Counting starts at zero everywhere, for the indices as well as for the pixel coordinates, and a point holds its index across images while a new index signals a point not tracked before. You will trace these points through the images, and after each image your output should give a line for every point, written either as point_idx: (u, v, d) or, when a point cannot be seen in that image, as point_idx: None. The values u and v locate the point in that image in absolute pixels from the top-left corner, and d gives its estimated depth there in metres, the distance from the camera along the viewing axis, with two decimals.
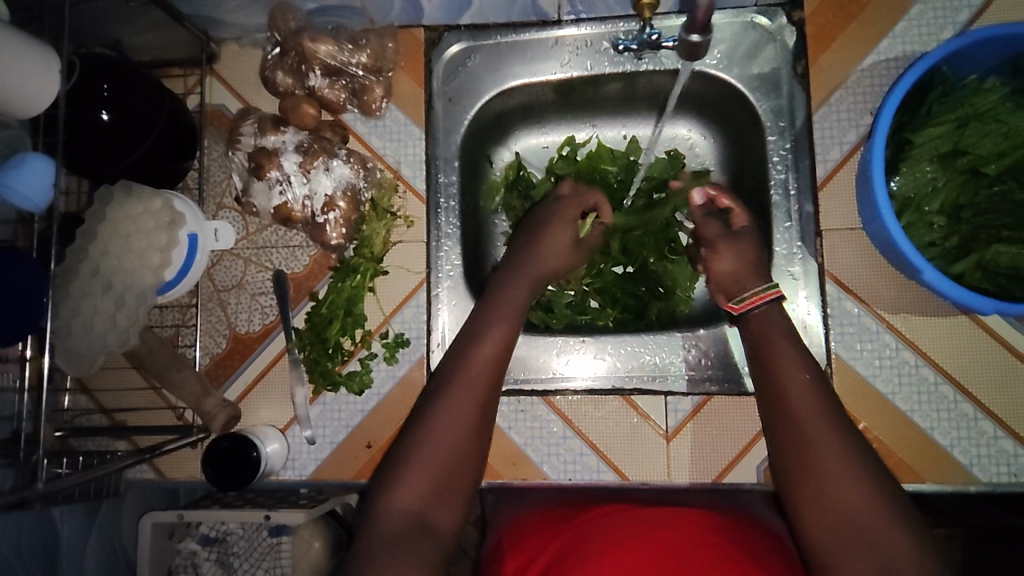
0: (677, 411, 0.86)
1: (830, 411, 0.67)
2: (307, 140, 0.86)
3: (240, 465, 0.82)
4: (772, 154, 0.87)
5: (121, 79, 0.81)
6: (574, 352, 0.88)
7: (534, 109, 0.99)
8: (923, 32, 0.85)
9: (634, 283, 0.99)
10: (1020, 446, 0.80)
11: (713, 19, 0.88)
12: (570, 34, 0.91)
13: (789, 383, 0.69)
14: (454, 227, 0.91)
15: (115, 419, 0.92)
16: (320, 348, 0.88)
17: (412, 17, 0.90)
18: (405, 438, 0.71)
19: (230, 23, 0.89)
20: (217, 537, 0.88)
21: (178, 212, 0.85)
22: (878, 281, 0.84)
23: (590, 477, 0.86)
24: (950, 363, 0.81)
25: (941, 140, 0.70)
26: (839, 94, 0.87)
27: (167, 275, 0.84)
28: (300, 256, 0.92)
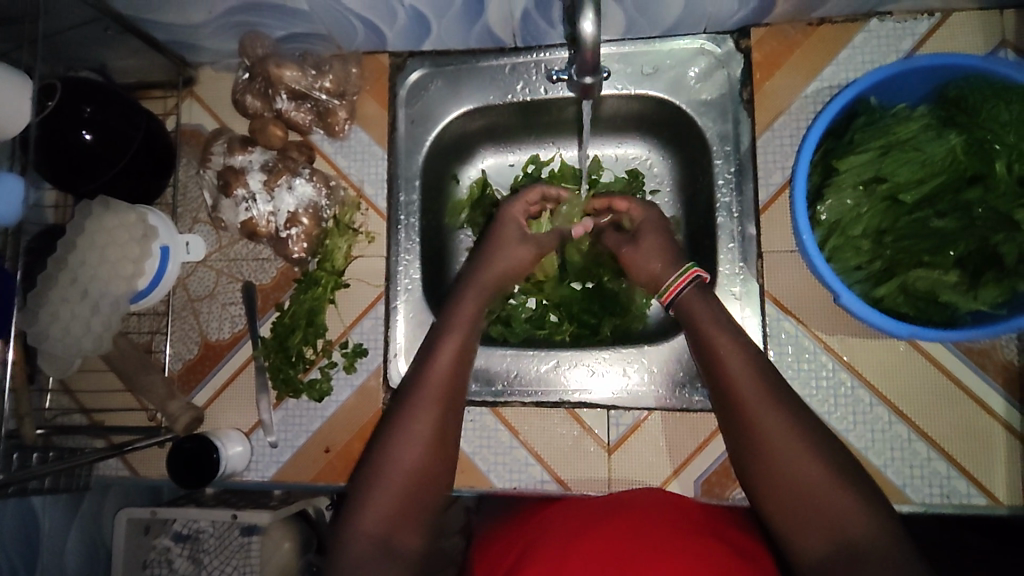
0: (619, 425, 0.90)
1: (774, 424, 0.71)
2: (273, 159, 0.94)
3: (201, 465, 0.87)
4: (717, 178, 0.90)
5: (101, 99, 0.86)
6: (524, 364, 0.93)
7: (498, 130, 1.02)
8: (867, 59, 0.87)
9: (591, 301, 1.01)
10: (952, 468, 0.81)
11: (663, 46, 0.91)
12: (524, 60, 0.95)
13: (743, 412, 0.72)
14: (413, 243, 0.95)
15: (95, 419, 0.99)
16: (283, 356, 0.93)
17: (377, 44, 0.95)
18: (370, 457, 0.75)
19: (206, 49, 0.95)
20: (189, 534, 0.97)
21: (151, 226, 0.91)
22: (815, 303, 0.86)
23: (533, 486, 0.91)
24: (885, 384, 0.83)
25: (863, 168, 0.73)
26: (783, 119, 0.90)
27: (139, 284, 0.90)
28: (268, 268, 0.97)
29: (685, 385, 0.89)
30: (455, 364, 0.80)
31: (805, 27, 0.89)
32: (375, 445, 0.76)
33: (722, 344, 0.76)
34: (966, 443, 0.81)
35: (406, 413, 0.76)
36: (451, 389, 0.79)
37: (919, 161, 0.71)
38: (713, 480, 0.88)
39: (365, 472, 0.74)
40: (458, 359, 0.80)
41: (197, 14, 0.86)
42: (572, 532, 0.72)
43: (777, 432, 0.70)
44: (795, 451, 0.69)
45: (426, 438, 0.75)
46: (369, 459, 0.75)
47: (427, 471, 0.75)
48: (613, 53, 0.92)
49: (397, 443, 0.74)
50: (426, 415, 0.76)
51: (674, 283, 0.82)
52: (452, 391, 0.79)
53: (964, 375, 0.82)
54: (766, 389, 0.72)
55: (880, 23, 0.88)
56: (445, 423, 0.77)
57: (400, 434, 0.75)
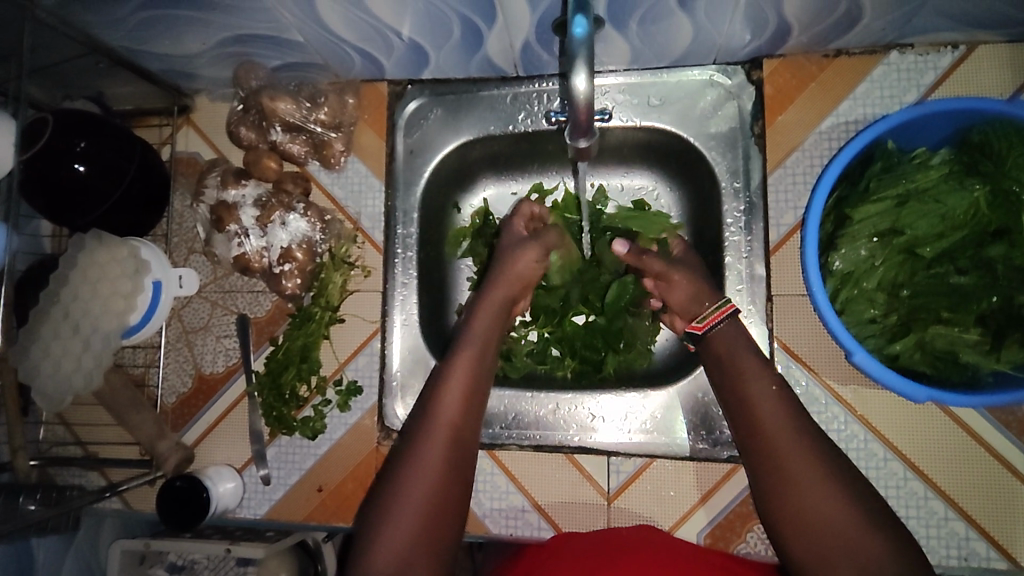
0: (619, 473, 0.88)
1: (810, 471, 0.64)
2: (266, 194, 0.92)
3: (189, 504, 0.86)
4: (727, 216, 0.86)
5: (95, 132, 0.84)
6: (522, 405, 0.90)
7: (501, 160, 0.98)
8: (886, 94, 0.84)
9: (595, 335, 0.95)
10: (972, 529, 0.77)
11: (671, 77, 0.87)
12: (526, 90, 0.91)
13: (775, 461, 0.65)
14: (410, 277, 0.93)
15: (89, 450, 0.96)
16: (275, 393, 0.91)
17: (375, 73, 0.92)
18: (376, 500, 0.70)
19: (202, 77, 0.93)
20: (183, 565, 0.92)
21: (143, 260, 0.88)
22: (828, 350, 0.82)
23: (530, 533, 0.88)
24: (901, 438, 0.80)
25: (879, 219, 0.73)
26: (796, 156, 0.86)
27: (131, 321, 0.87)
28: (263, 301, 0.96)
29: (690, 431, 0.86)
30: (466, 399, 0.75)
31: (820, 59, 0.85)
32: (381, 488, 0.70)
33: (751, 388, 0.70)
34: (986, 503, 0.77)
35: (414, 452, 0.71)
36: (462, 424, 0.74)
37: (940, 214, 0.71)
38: (717, 533, 0.85)
39: (371, 517, 0.68)
40: (468, 393, 0.75)
41: (192, 44, 0.83)
42: (590, 553, 0.75)
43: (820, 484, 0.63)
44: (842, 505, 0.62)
45: (436, 478, 0.69)
46: (375, 502, 0.70)
47: (440, 514, 0.69)
48: (618, 84, 0.89)
49: (405, 485, 0.69)
50: (437, 453, 0.71)
51: (711, 313, 0.77)
52: (464, 426, 0.74)
53: (986, 432, 0.78)
54: (802, 435, 0.66)
55: (900, 55, 0.83)
56: (458, 462, 0.72)
57: (408, 475, 0.69)
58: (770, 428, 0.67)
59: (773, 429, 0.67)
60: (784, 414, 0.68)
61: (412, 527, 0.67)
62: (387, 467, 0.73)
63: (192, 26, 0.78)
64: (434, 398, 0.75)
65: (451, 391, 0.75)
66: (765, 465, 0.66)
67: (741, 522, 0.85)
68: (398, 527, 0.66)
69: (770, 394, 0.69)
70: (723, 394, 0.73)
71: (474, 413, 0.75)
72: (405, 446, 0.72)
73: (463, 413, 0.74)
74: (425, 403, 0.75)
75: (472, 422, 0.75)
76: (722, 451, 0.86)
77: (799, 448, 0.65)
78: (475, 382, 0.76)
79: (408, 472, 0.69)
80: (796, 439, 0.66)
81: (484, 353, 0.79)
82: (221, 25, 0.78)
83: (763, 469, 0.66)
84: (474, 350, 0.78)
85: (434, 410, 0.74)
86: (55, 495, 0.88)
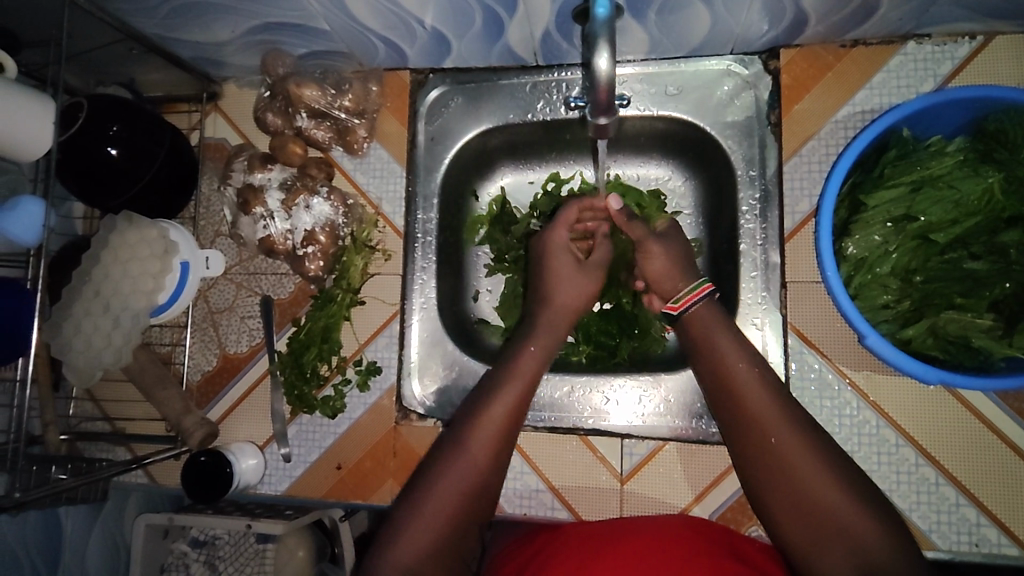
0: (632, 455, 0.89)
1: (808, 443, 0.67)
2: (291, 178, 0.94)
3: (214, 479, 0.89)
4: (742, 204, 0.87)
5: (128, 118, 0.86)
6: (538, 389, 0.92)
7: (519, 148, 1.00)
8: (903, 84, 0.84)
9: (609, 322, 0.97)
10: (983, 516, 0.78)
11: (688, 67, 0.89)
12: (545, 79, 0.93)
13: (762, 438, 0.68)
14: (430, 261, 0.95)
15: (116, 426, 0.99)
16: (297, 373, 0.93)
17: (398, 62, 0.94)
18: (409, 496, 0.71)
19: (231, 64, 0.95)
20: (206, 540, 0.95)
21: (171, 241, 0.91)
22: (841, 337, 0.83)
23: (544, 513, 0.90)
24: (913, 425, 0.81)
25: (893, 205, 0.74)
26: (812, 144, 0.87)
27: (160, 299, 0.90)
28: (286, 283, 0.98)
29: (703, 416, 0.88)
30: (508, 415, 0.75)
31: (837, 49, 0.86)
32: (415, 485, 0.72)
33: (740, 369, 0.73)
34: (998, 489, 0.78)
35: (452, 457, 0.72)
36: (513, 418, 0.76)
37: (954, 200, 0.73)
38: (728, 516, 0.86)
39: (403, 509, 0.70)
40: (513, 409, 0.76)
41: (222, 32, 0.85)
42: (593, 544, 0.75)
43: (805, 462, 0.66)
44: (826, 481, 0.65)
45: (469, 483, 0.71)
46: (408, 496, 0.71)
47: (466, 515, 0.71)
48: (636, 74, 0.90)
49: (440, 486, 0.70)
50: (472, 460, 0.72)
51: (687, 294, 0.81)
52: (504, 439, 0.74)
53: (997, 418, 0.79)
54: (787, 414, 0.69)
55: (918, 45, 0.84)
56: (491, 470, 0.73)
57: (444, 478, 0.71)
58: (753, 409, 0.70)
59: (761, 411, 0.69)
60: (769, 395, 0.71)
61: (439, 524, 0.69)
62: (422, 466, 0.74)
63: (221, 14, 0.80)
64: (479, 407, 0.75)
65: (495, 406, 0.75)
66: (752, 444, 0.69)
67: (752, 505, 0.86)
68: (427, 523, 0.68)
69: (756, 375, 0.72)
70: (708, 382, 0.75)
71: (513, 427, 0.75)
72: (444, 450, 0.73)
73: (504, 427, 0.75)
74: (467, 412, 0.76)
75: (511, 437, 0.75)
76: None
77: (781, 426, 0.68)
78: (520, 400, 0.77)
79: (444, 475, 0.71)
80: (782, 419, 0.69)
81: (532, 374, 0.79)
82: (249, 13, 0.80)
83: (749, 448, 0.70)
84: (523, 368, 0.79)
85: (474, 418, 0.74)
86: (85, 467, 0.90)
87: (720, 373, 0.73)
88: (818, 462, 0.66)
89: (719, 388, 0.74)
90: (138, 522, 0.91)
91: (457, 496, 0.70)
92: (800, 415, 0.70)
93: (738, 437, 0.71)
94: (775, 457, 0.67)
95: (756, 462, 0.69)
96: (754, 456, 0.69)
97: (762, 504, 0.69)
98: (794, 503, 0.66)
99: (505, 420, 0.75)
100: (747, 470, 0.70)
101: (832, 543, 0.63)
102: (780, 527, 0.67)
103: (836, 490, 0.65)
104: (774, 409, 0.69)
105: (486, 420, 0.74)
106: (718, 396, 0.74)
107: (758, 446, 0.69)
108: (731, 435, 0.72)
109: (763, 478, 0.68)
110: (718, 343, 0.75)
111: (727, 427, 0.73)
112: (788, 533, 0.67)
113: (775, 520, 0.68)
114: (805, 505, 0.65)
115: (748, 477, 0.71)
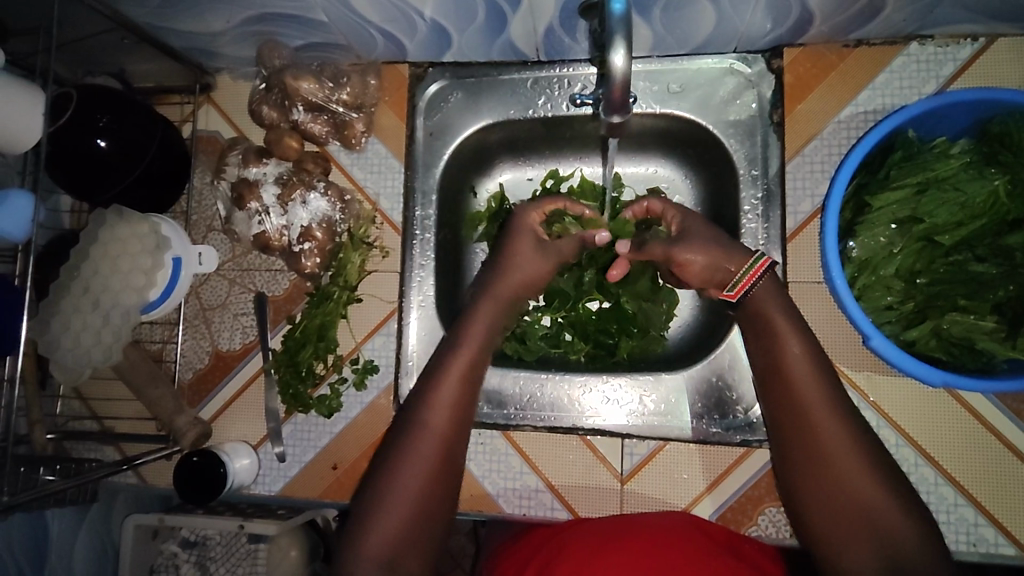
0: (633, 455, 0.89)
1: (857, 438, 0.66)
2: (287, 173, 0.93)
3: (207, 480, 0.87)
4: (744, 203, 0.86)
5: (117, 108, 0.84)
6: (537, 389, 0.91)
7: (519, 145, 0.98)
8: (905, 85, 0.85)
9: (607, 320, 0.96)
10: (981, 516, 0.79)
11: (693, 65, 0.88)
12: (547, 75, 0.92)
13: (809, 423, 0.67)
14: (428, 258, 0.93)
15: (105, 425, 0.97)
16: (293, 371, 0.91)
17: (397, 55, 0.93)
18: (375, 475, 0.70)
19: (225, 56, 0.93)
20: (197, 540, 0.91)
21: (163, 238, 0.89)
22: (841, 337, 0.83)
23: (543, 513, 0.89)
24: (913, 426, 0.81)
25: (898, 206, 0.75)
26: (815, 144, 0.87)
27: (151, 296, 0.88)
28: (281, 280, 0.96)
29: (703, 416, 0.87)
30: (461, 380, 0.74)
31: (840, 48, 0.86)
32: (379, 462, 0.71)
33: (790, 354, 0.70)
34: (995, 488, 0.79)
35: (411, 428, 0.71)
36: (469, 388, 0.75)
37: (959, 203, 0.73)
38: (728, 517, 0.86)
39: (371, 491, 0.69)
40: (464, 374, 0.75)
41: (216, 22, 0.83)
42: (599, 547, 0.72)
43: (844, 454, 0.65)
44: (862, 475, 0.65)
45: (435, 454, 0.70)
46: (371, 478, 0.70)
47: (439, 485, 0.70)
48: (639, 71, 0.89)
49: (405, 462, 0.69)
50: (433, 430, 0.71)
51: (744, 276, 0.74)
52: (461, 401, 0.74)
53: (1000, 422, 0.79)
54: (835, 406, 0.68)
55: (920, 46, 0.84)
56: (455, 438, 0.72)
57: (408, 452, 0.69)
58: (798, 391, 0.68)
59: (802, 395, 0.68)
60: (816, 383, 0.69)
61: (410, 501, 0.67)
62: (383, 445, 0.73)
63: (217, 4, 0.78)
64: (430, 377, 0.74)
65: (447, 373, 0.74)
66: (794, 429, 0.68)
67: (752, 506, 0.86)
68: (396, 500, 0.67)
69: (806, 359, 0.70)
70: (757, 367, 0.73)
71: (470, 396, 0.75)
72: (403, 423, 0.72)
73: (460, 393, 0.74)
74: (422, 383, 0.75)
75: (469, 402, 0.75)
76: (735, 435, 0.87)
77: (825, 416, 0.67)
78: (473, 366, 0.76)
79: (406, 450, 0.69)
80: (824, 404, 0.68)
81: (482, 345, 0.78)
82: (245, 3, 0.78)
83: (790, 437, 0.69)
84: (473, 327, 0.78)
85: (430, 391, 0.73)
86: (73, 467, 0.89)
87: (768, 355, 0.72)
88: (858, 455, 0.65)
89: (763, 372, 0.72)
90: (126, 523, 0.89)
91: (425, 471, 0.69)
92: (837, 400, 0.68)
93: (779, 421, 0.70)
94: (816, 449, 0.66)
95: (795, 445, 0.68)
96: (792, 442, 0.68)
97: (791, 489, 0.69)
98: (834, 496, 0.65)
99: (458, 387, 0.74)
100: (782, 451, 0.70)
101: (859, 535, 0.63)
102: (808, 515, 0.67)
103: (875, 487, 0.64)
104: (824, 404, 0.68)
105: (442, 389, 0.73)
106: (765, 380, 0.72)
107: (802, 436, 0.68)
108: (771, 418, 0.71)
109: (798, 465, 0.68)
110: (749, 336, 0.74)
111: (769, 414, 0.72)
112: (813, 520, 0.66)
113: (801, 504, 0.68)
114: (843, 500, 0.64)
115: (782, 461, 0.70)
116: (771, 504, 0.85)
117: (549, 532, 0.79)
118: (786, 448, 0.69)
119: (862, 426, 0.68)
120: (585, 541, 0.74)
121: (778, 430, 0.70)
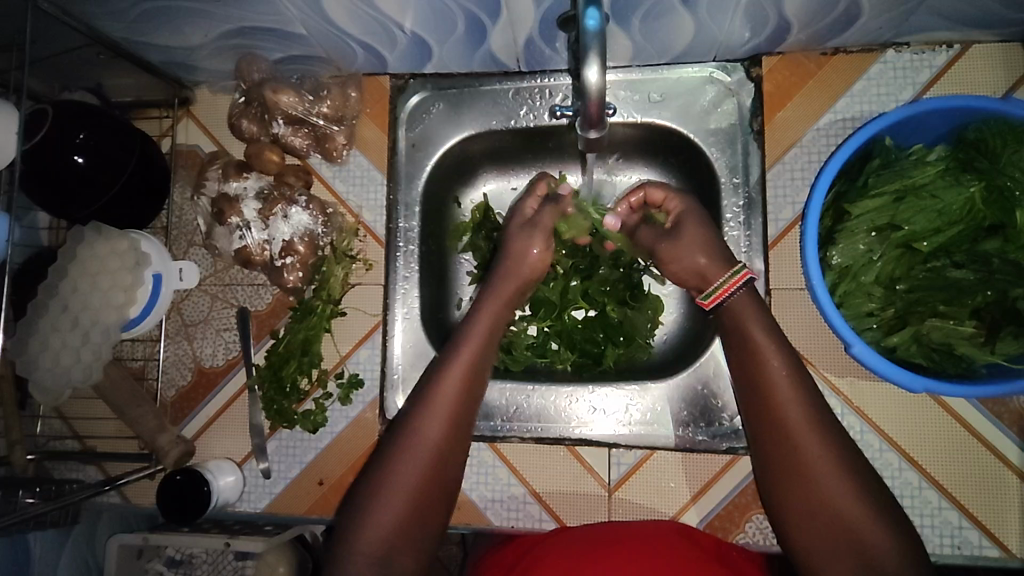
0: (620, 464, 0.89)
1: (833, 446, 0.66)
2: (268, 186, 0.92)
3: (191, 499, 0.86)
4: (726, 211, 0.86)
5: (94, 123, 0.82)
6: (523, 400, 0.91)
7: (501, 155, 0.98)
8: (882, 92, 0.85)
9: (593, 329, 0.95)
10: (965, 519, 0.79)
11: (674, 74, 0.88)
12: (529, 85, 0.92)
13: (784, 429, 0.67)
14: (412, 270, 0.93)
15: (86, 444, 0.95)
16: (277, 386, 0.90)
17: (377, 67, 0.92)
18: (366, 484, 0.69)
19: (204, 70, 0.93)
20: (183, 559, 0.88)
21: (143, 253, 0.88)
22: (823, 342, 0.84)
23: (531, 525, 0.89)
24: (896, 430, 0.81)
25: (877, 214, 0.75)
26: (794, 152, 0.87)
27: (132, 313, 0.87)
28: (264, 294, 0.96)
29: (689, 423, 0.87)
30: (462, 393, 0.72)
31: (818, 56, 0.87)
32: (372, 471, 0.69)
33: (770, 362, 0.70)
34: (978, 492, 0.79)
35: (406, 439, 0.69)
36: (466, 398, 0.73)
37: (937, 209, 0.74)
38: (716, 524, 0.87)
39: (359, 500, 0.68)
40: (465, 383, 0.73)
41: (193, 37, 0.82)
42: (587, 551, 0.72)
43: (823, 461, 0.65)
44: (844, 482, 0.64)
45: (425, 467, 0.68)
46: (364, 488, 0.69)
47: (425, 504, 0.68)
48: (619, 80, 0.89)
49: (394, 473, 0.67)
50: (429, 442, 0.69)
51: (727, 283, 0.75)
52: (459, 416, 0.72)
53: (982, 426, 0.80)
54: (814, 417, 0.67)
55: (896, 54, 0.85)
56: (451, 449, 0.71)
57: (399, 461, 0.68)
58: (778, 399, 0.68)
59: (782, 402, 0.68)
60: (795, 393, 0.68)
61: (400, 513, 0.66)
62: (376, 454, 0.72)
63: (195, 19, 0.78)
64: (426, 391, 0.72)
65: (444, 385, 0.72)
66: (771, 437, 0.68)
67: (740, 512, 0.86)
68: (387, 509, 0.66)
69: (779, 371, 0.69)
70: (734, 365, 0.73)
71: (468, 407, 0.73)
72: (397, 433, 0.71)
73: (457, 404, 0.72)
74: (418, 393, 0.73)
75: (466, 414, 0.73)
76: (722, 443, 0.87)
77: (803, 424, 0.67)
78: (473, 376, 0.74)
79: (399, 460, 0.68)
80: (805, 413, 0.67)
81: (480, 353, 0.76)
82: (222, 17, 0.78)
83: (764, 437, 0.69)
84: (475, 343, 0.75)
85: (426, 401, 0.71)
86: (54, 490, 0.86)
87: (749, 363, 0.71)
88: (838, 464, 0.65)
89: (745, 379, 0.71)
90: (110, 543, 0.86)
91: (417, 481, 0.68)
92: (818, 412, 0.68)
93: (757, 427, 0.69)
94: (796, 456, 0.66)
95: (774, 453, 0.68)
96: (769, 448, 0.68)
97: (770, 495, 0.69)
98: (803, 493, 0.65)
99: (453, 403, 0.72)
100: (762, 457, 0.69)
101: (841, 545, 0.63)
102: (786, 519, 0.67)
103: (848, 483, 0.64)
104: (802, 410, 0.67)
105: (435, 406, 0.71)
106: (743, 381, 0.72)
107: (774, 437, 0.67)
108: (750, 423, 0.71)
109: (776, 472, 0.67)
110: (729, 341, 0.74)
111: (748, 413, 0.71)
112: (796, 527, 0.66)
113: (783, 511, 0.67)
114: (818, 499, 0.64)
115: (760, 467, 0.70)
116: (757, 512, 0.85)
117: (533, 538, 0.79)
118: (764, 454, 0.69)
119: (840, 438, 0.68)
120: (571, 545, 0.74)
121: (757, 437, 0.70)
